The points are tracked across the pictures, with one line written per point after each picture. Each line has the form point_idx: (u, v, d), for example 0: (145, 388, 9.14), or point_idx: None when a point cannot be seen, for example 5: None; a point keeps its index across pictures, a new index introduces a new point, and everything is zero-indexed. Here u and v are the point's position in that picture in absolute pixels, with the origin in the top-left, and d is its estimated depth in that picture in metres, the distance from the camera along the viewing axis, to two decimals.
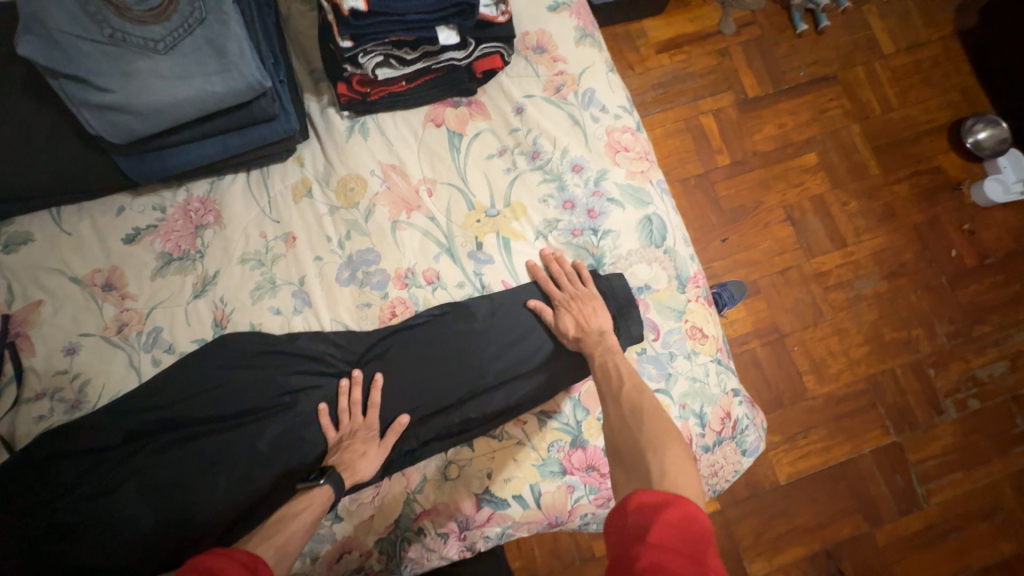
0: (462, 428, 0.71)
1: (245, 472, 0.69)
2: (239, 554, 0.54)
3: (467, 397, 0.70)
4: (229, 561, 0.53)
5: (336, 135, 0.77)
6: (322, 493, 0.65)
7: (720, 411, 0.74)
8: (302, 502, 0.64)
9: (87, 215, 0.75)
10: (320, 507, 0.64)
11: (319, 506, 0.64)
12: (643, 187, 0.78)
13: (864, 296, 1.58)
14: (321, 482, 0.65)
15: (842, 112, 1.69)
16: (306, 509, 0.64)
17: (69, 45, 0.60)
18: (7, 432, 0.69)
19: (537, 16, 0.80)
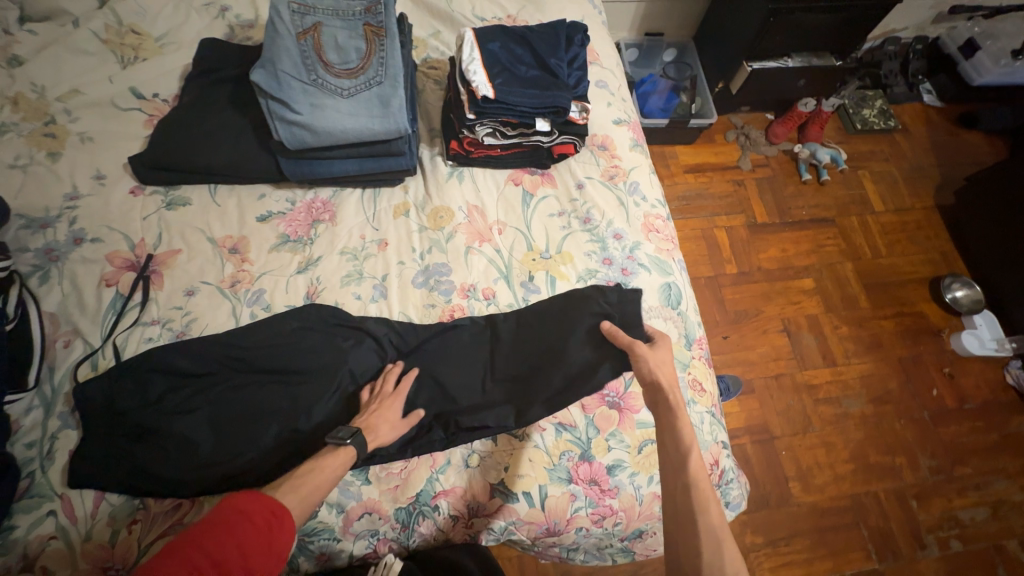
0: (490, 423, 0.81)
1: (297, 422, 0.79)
2: (268, 499, 0.61)
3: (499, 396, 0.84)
4: (259, 506, 0.60)
5: (438, 176, 1.00)
6: (348, 451, 0.71)
7: (710, 456, 0.85)
8: (329, 458, 0.69)
9: (236, 195, 0.96)
10: (343, 464, 0.70)
11: (342, 463, 0.70)
12: (667, 261, 0.98)
13: (851, 414, 1.69)
14: (347, 440, 0.71)
15: (836, 250, 1.96)
16: (332, 464, 0.69)
17: (285, 80, 0.85)
18: (117, 346, 0.81)
19: (605, 125, 1.07)
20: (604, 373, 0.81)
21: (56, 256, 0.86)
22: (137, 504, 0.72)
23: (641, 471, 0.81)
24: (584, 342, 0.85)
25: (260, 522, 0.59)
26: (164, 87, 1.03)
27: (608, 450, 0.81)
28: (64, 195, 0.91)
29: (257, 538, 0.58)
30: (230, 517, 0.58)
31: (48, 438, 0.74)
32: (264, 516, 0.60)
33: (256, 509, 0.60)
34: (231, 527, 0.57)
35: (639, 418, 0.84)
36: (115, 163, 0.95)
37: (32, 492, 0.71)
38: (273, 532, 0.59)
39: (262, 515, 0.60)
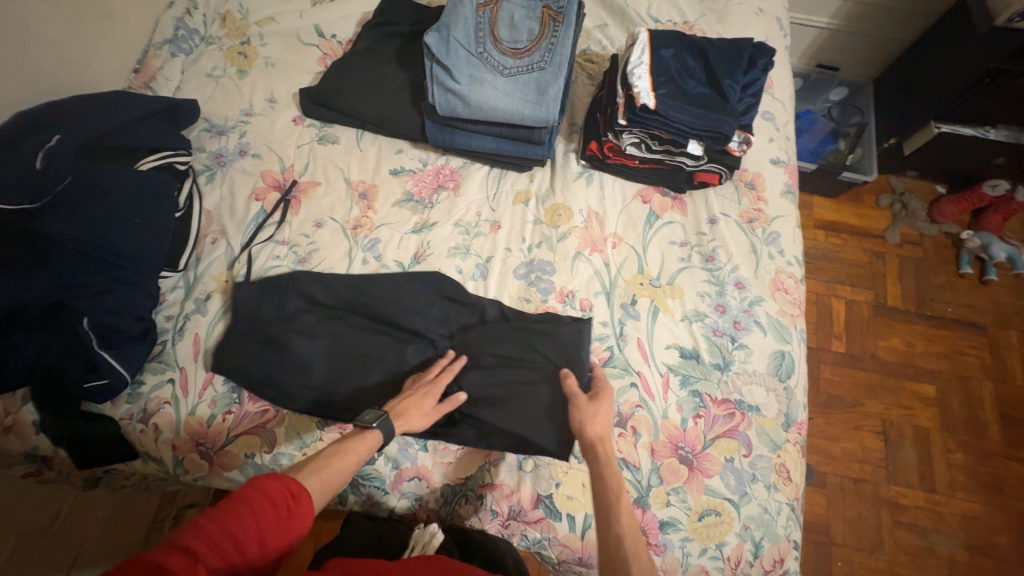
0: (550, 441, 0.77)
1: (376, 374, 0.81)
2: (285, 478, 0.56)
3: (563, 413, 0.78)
4: (278, 486, 0.55)
5: (568, 173, 0.97)
6: (374, 432, 0.68)
7: (776, 552, 0.76)
8: (354, 442, 0.67)
9: (378, 144, 1.01)
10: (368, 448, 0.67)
11: (368, 444, 0.68)
12: (788, 327, 0.87)
13: (936, 553, 1.44)
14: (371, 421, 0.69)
15: (978, 363, 1.65)
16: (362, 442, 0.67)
17: (454, 46, 0.87)
18: (250, 255, 0.90)
19: (759, 162, 0.97)
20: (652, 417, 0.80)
21: (223, 161, 0.97)
22: (234, 398, 0.80)
23: (695, 539, 0.75)
24: (660, 387, 0.82)
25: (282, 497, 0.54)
26: (342, 29, 1.11)
27: (666, 505, 0.76)
28: (241, 109, 1.02)
29: (278, 521, 0.53)
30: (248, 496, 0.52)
31: (182, 318, 0.85)
32: (283, 496, 0.54)
33: (276, 488, 0.55)
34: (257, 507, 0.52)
35: (709, 484, 0.77)
36: (286, 91, 1.04)
37: (161, 359, 0.81)
38: (295, 507, 0.55)
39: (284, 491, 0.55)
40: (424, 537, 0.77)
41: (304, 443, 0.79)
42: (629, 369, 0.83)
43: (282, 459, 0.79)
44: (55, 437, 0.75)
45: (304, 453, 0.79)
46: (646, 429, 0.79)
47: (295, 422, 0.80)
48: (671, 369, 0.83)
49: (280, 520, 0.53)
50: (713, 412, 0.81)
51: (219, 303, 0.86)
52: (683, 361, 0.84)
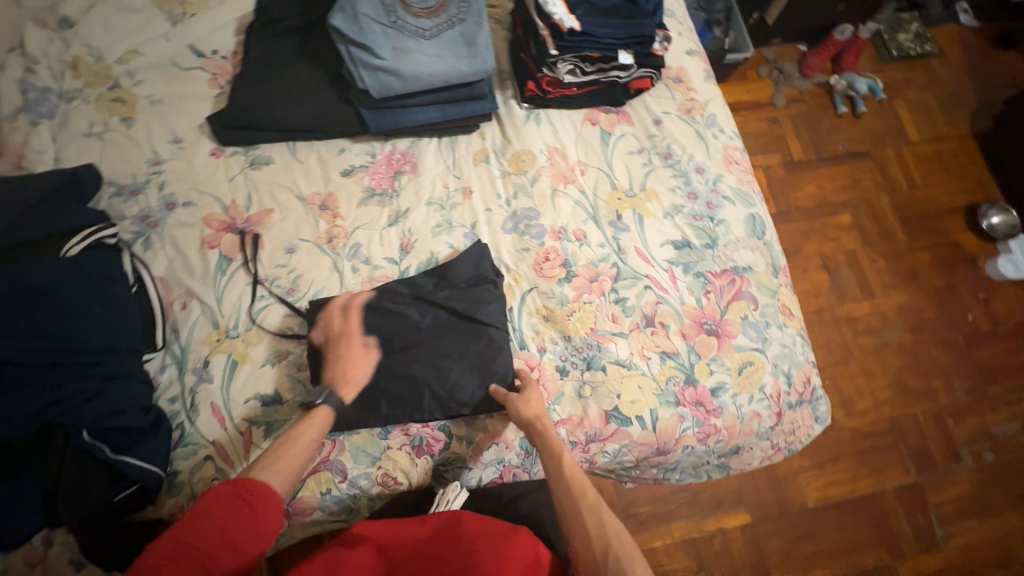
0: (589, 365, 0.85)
1: (417, 367, 0.79)
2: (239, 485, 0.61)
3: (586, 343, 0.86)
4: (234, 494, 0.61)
5: (515, 120, 0.98)
6: (322, 412, 0.72)
7: (803, 375, 0.89)
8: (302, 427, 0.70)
9: (315, 150, 0.94)
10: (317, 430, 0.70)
11: (321, 423, 0.71)
12: (750, 192, 0.98)
13: (889, 343, 1.75)
14: (319, 402, 0.72)
15: (873, 184, 1.95)
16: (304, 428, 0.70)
17: (365, 23, 0.83)
18: (232, 305, 0.83)
19: (677, 56, 1.04)
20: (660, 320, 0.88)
21: (153, 221, 0.86)
22: None
23: (742, 392, 0.86)
24: (668, 279, 0.90)
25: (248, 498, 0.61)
26: (221, 42, 0.99)
27: (711, 374, 0.86)
28: (146, 160, 0.90)
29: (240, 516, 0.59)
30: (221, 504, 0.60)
31: (188, 393, 0.77)
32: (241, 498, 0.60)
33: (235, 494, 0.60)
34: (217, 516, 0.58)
35: (737, 343, 0.87)
36: (190, 126, 0.93)
37: (187, 441, 0.75)
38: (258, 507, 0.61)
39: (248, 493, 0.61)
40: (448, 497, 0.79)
41: (375, 458, 0.77)
42: (638, 275, 0.90)
43: (362, 480, 0.76)
44: (103, 563, 0.68)
45: (379, 467, 0.77)
46: (672, 319, 0.88)
47: (358, 443, 0.77)
48: (672, 262, 0.91)
49: (242, 518, 0.59)
50: (718, 284, 0.91)
51: (222, 362, 0.79)
52: (679, 251, 0.92)
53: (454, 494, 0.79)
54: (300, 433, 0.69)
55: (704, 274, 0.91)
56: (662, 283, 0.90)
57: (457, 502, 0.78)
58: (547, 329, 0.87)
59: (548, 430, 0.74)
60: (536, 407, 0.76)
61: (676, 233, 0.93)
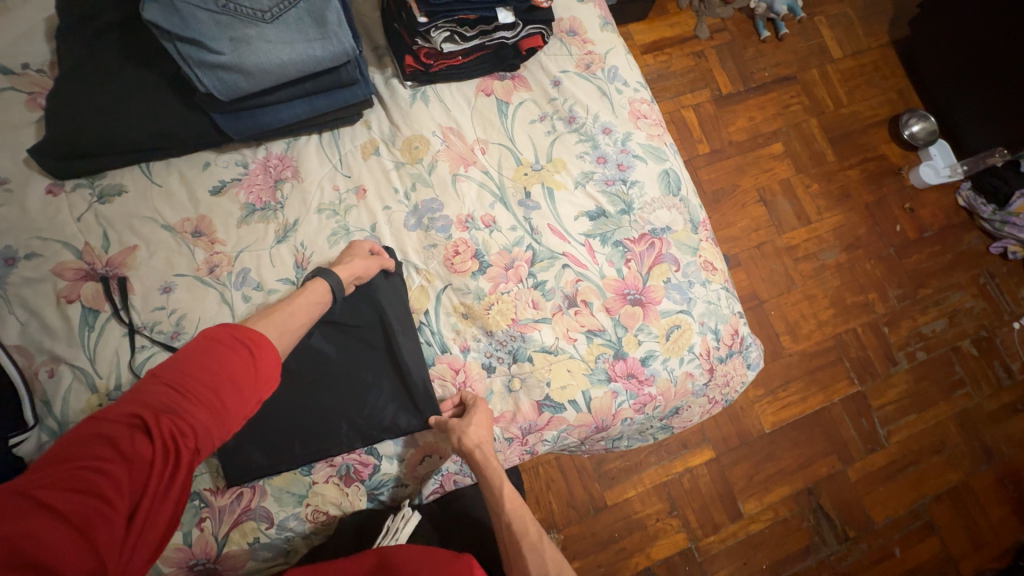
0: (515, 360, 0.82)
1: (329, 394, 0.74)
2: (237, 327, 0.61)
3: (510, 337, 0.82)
4: (234, 334, 0.60)
5: (400, 102, 0.88)
6: (321, 285, 0.73)
7: (730, 328, 0.89)
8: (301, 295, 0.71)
9: (176, 170, 0.83)
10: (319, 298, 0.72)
11: (320, 296, 0.72)
12: (661, 147, 0.93)
13: (827, 265, 1.80)
14: (316, 275, 0.73)
15: (801, 108, 1.94)
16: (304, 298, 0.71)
17: (187, 12, 0.70)
18: (110, 363, 0.74)
19: (569, 5, 0.95)
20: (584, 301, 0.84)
21: None
22: (199, 504, 0.71)
23: (672, 356, 0.85)
24: (586, 254, 0.86)
25: (237, 347, 0.59)
26: (31, 53, 0.83)
27: (640, 344, 0.84)
28: None
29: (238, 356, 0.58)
30: (214, 342, 0.58)
31: None
32: (241, 339, 0.59)
33: (231, 336, 0.59)
34: (210, 353, 0.57)
35: (662, 308, 0.86)
36: (13, 162, 0.79)
37: None
38: (257, 349, 0.60)
39: (238, 341, 0.59)
40: (398, 523, 0.74)
41: (301, 496, 0.73)
42: (555, 255, 0.86)
43: (291, 521, 0.73)
44: None
45: (308, 505, 0.74)
46: (594, 295, 0.85)
47: (280, 485, 0.73)
48: (589, 236, 0.87)
49: (242, 359, 0.58)
50: (637, 251, 0.87)
51: None
52: (594, 224, 0.88)
53: (401, 521, 0.74)
54: (295, 304, 0.70)
55: (622, 243, 0.87)
56: (581, 260, 0.86)
57: (405, 532, 0.74)
58: (468, 327, 0.83)
59: (488, 464, 0.73)
60: (477, 436, 0.73)
61: (590, 205, 0.88)
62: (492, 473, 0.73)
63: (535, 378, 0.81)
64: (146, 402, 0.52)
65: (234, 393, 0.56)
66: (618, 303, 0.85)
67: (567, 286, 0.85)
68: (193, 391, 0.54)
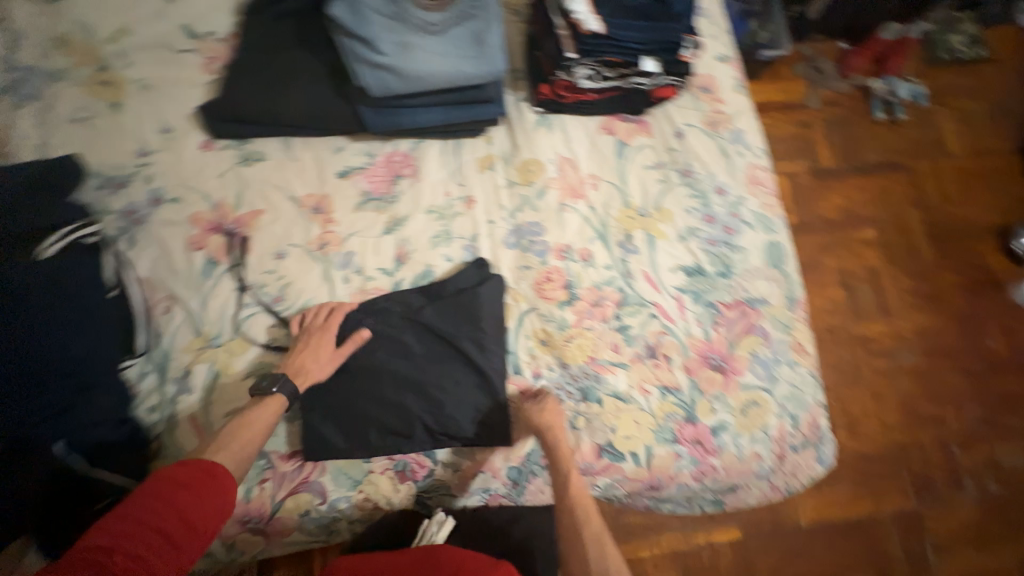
0: (584, 398, 0.81)
1: (404, 388, 0.76)
2: (191, 461, 0.62)
3: (584, 374, 0.82)
4: (190, 467, 0.61)
5: (526, 125, 0.92)
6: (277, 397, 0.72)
7: (811, 418, 0.84)
8: (254, 412, 0.70)
9: (312, 148, 0.89)
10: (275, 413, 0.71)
11: (274, 410, 0.71)
12: (772, 218, 0.91)
13: (903, 367, 1.68)
14: (274, 389, 0.71)
15: (905, 197, 1.84)
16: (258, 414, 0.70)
17: (366, 15, 0.76)
18: (217, 312, 0.80)
19: (707, 62, 0.96)
20: (666, 356, 0.83)
21: (138, 218, 0.82)
22: (264, 464, 0.74)
23: (744, 432, 0.81)
24: (676, 309, 0.85)
25: (198, 478, 0.60)
26: (216, 23, 0.93)
27: (713, 412, 0.81)
28: (135, 151, 0.86)
29: (197, 491, 0.59)
30: (169, 482, 0.58)
31: (169, 403, 0.75)
32: (199, 473, 0.60)
33: (187, 470, 0.60)
34: (169, 489, 0.57)
35: (744, 381, 0.83)
36: (180, 115, 0.88)
37: (166, 454, 0.73)
38: (214, 480, 0.61)
39: (197, 472, 0.60)
40: (433, 527, 0.76)
41: (356, 481, 0.75)
42: (644, 302, 0.85)
43: (341, 503, 0.75)
44: None
45: (360, 491, 0.75)
46: (676, 352, 0.83)
47: (340, 465, 0.75)
48: (682, 293, 0.86)
49: (200, 493, 0.59)
50: (729, 317, 0.85)
51: (205, 373, 0.77)
52: (690, 280, 0.86)
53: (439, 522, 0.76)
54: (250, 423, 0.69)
55: (714, 306, 0.85)
56: (669, 315, 0.84)
57: (440, 534, 0.75)
58: (544, 354, 0.83)
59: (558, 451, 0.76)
60: (551, 421, 0.77)
61: (690, 261, 0.87)
62: (560, 462, 0.76)
63: (602, 420, 0.80)
64: (106, 546, 0.51)
65: (189, 530, 0.56)
66: (699, 366, 0.83)
67: (651, 337, 0.83)
68: (152, 528, 0.54)
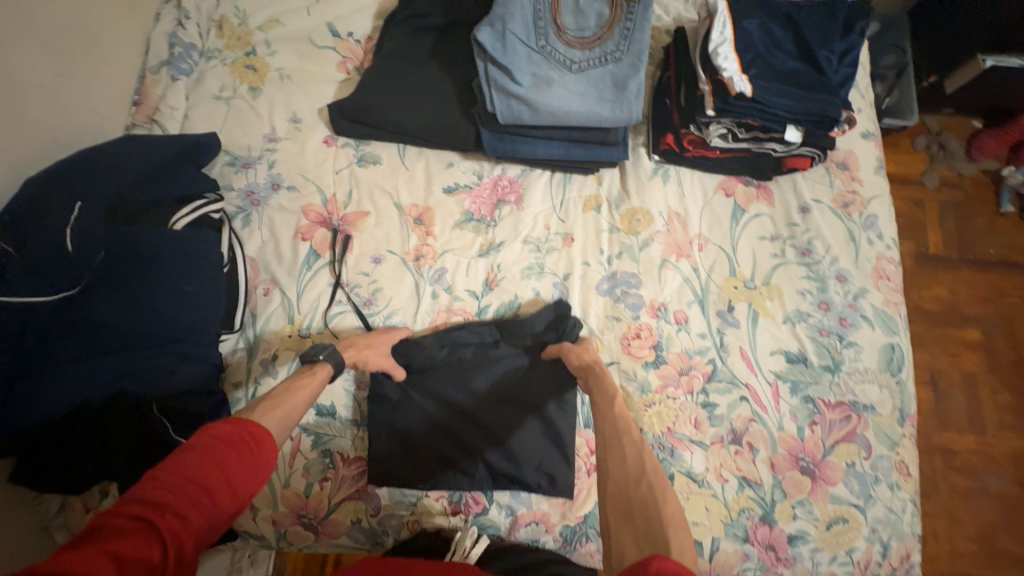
0: None
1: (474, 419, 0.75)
2: (233, 421, 0.53)
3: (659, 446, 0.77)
4: (232, 429, 0.52)
5: (641, 171, 0.88)
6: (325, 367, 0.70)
7: (903, 549, 0.75)
8: (302, 379, 0.67)
9: (425, 159, 0.90)
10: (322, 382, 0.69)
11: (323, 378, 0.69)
12: (895, 317, 0.82)
13: (988, 491, 1.49)
14: (320, 358, 0.70)
15: (1021, 303, 1.64)
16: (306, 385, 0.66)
17: (511, 43, 0.77)
18: (310, 304, 0.82)
19: (849, 137, 0.89)
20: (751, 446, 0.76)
21: (256, 199, 0.86)
22: (328, 462, 0.75)
23: (824, 548, 0.74)
24: (770, 396, 0.78)
25: (240, 442, 0.51)
26: (358, 24, 0.96)
27: (793, 518, 0.74)
28: (264, 135, 0.89)
29: (242, 456, 0.51)
30: (208, 443, 0.50)
31: (253, 383, 0.77)
32: (242, 436, 0.52)
33: (230, 431, 0.52)
34: (211, 451, 0.49)
35: (834, 492, 0.75)
36: (310, 107, 0.92)
37: None
38: (258, 442, 0.53)
39: (239, 436, 0.52)
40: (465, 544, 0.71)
41: (411, 502, 0.75)
42: (736, 382, 0.79)
43: (391, 521, 0.74)
44: None
45: (412, 512, 0.75)
46: (763, 443, 0.76)
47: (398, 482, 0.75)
48: (780, 380, 0.79)
49: (246, 458, 0.51)
50: (828, 417, 0.78)
51: (290, 362, 0.78)
52: (791, 368, 0.80)
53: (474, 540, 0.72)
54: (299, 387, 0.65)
55: (813, 401, 0.78)
56: (762, 401, 0.78)
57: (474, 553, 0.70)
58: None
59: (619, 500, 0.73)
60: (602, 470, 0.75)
61: (794, 347, 0.80)
62: None
63: None
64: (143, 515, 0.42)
65: (229, 494, 0.48)
66: (786, 465, 0.76)
67: (737, 421, 0.77)
68: (198, 495, 0.46)
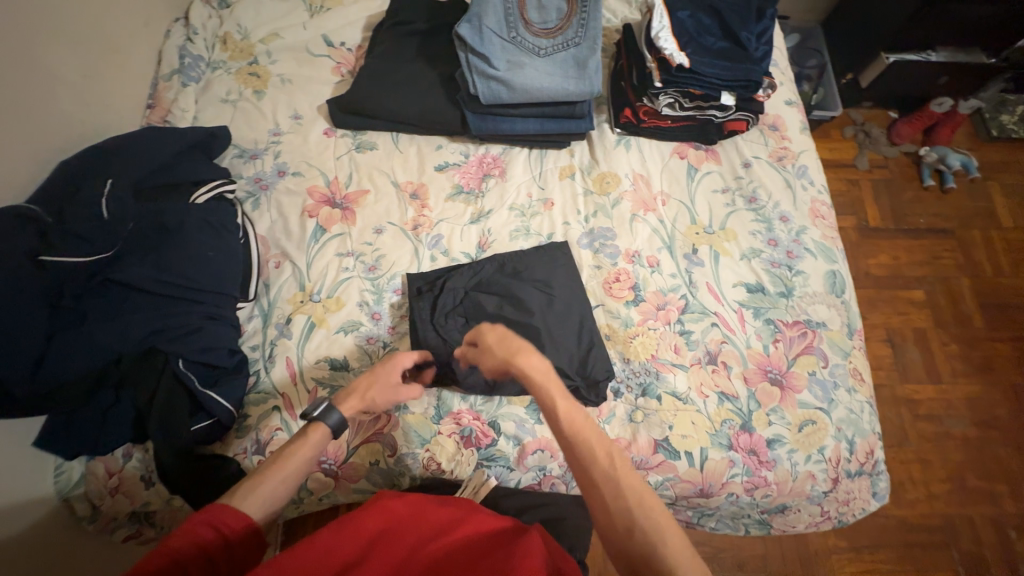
0: (644, 390, 0.85)
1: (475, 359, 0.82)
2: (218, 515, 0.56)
3: (647, 372, 0.86)
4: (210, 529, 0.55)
5: (606, 143, 1.02)
6: (323, 427, 0.66)
7: (867, 445, 0.85)
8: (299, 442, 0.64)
9: (417, 144, 1.01)
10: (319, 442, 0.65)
11: (319, 440, 0.65)
12: (833, 248, 0.96)
13: (953, 435, 1.52)
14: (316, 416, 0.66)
15: (954, 264, 1.76)
16: (309, 444, 0.64)
17: (487, 36, 0.92)
18: (316, 271, 0.89)
19: (777, 105, 1.05)
20: (728, 364, 0.86)
21: (265, 185, 0.95)
22: None
23: (799, 449, 0.82)
24: (735, 318, 0.89)
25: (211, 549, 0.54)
26: (350, 37, 1.09)
27: (769, 424, 0.83)
28: (269, 130, 0.99)
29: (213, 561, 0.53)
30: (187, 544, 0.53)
31: (269, 344, 0.83)
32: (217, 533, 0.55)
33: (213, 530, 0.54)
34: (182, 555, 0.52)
35: (801, 398, 0.85)
36: (310, 106, 1.02)
37: (259, 389, 0.80)
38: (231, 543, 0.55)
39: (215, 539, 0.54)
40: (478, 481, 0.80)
41: (424, 440, 0.80)
42: (706, 312, 0.90)
43: (409, 459, 0.80)
44: (173, 485, 0.73)
45: (427, 449, 0.80)
46: (735, 361, 0.86)
47: (412, 422, 0.81)
48: (742, 306, 0.90)
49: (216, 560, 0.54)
50: (788, 334, 0.89)
51: (302, 323, 0.84)
52: (751, 294, 0.91)
53: (487, 478, 0.80)
54: (292, 459, 0.63)
55: (773, 321, 0.89)
56: (730, 325, 0.89)
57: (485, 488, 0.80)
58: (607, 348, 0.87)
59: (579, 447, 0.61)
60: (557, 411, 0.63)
61: (754, 278, 0.92)
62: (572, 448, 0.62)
63: (665, 415, 0.83)
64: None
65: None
66: (758, 380, 0.85)
67: (712, 344, 0.87)
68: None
